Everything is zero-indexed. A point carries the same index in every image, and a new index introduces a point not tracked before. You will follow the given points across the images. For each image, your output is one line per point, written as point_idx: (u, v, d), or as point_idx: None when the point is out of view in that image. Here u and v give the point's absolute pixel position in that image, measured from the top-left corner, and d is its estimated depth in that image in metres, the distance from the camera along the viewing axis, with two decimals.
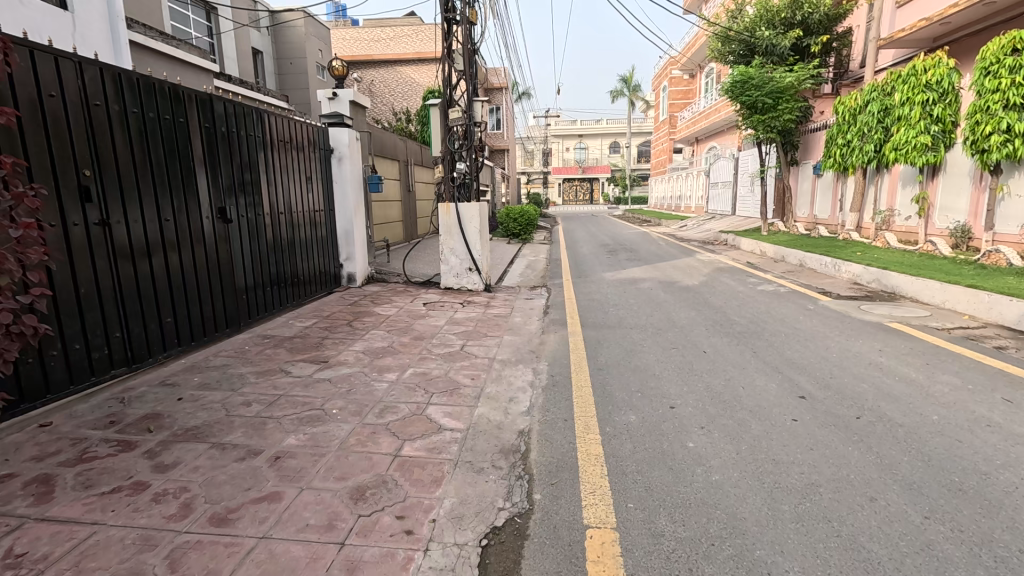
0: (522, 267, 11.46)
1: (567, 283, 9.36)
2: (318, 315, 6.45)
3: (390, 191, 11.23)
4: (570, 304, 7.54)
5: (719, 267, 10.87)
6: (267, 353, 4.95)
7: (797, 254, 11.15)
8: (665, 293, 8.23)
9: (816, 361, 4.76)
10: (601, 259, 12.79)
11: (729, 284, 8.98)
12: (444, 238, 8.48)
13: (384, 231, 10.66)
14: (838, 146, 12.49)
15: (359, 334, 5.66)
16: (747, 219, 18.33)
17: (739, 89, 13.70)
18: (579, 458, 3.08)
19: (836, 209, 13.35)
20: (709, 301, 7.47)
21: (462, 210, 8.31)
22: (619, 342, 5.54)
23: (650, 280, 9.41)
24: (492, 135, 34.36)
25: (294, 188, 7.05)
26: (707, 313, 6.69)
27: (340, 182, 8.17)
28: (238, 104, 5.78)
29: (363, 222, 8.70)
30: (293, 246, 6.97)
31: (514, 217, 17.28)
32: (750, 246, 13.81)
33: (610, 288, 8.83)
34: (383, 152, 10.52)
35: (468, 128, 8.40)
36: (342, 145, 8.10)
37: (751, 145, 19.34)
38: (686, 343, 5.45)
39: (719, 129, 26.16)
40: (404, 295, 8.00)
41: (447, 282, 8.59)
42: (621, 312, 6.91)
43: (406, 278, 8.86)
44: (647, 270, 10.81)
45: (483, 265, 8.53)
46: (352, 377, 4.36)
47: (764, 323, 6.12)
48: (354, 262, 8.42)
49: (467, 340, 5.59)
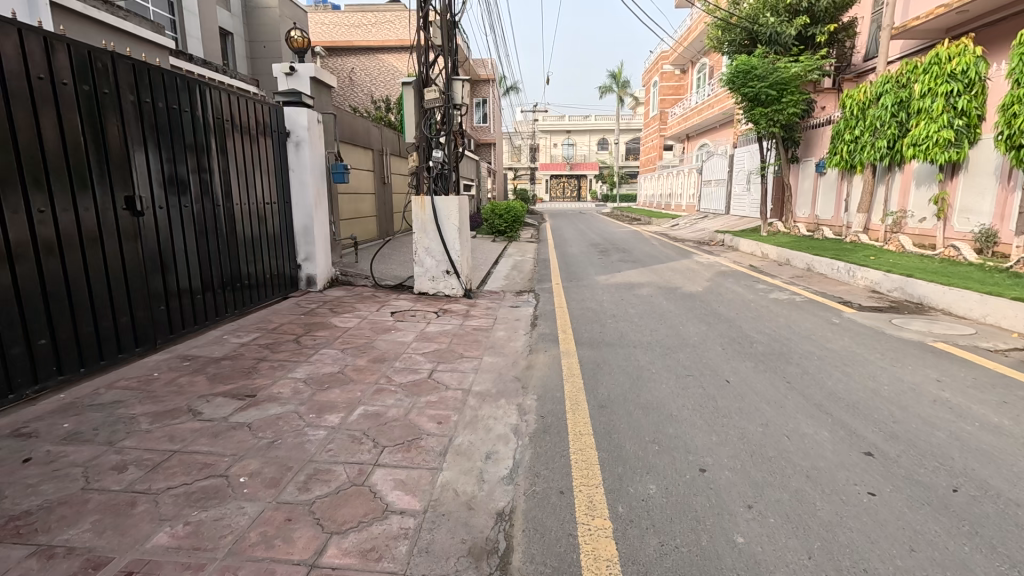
0: (507, 269, 10.49)
1: (557, 288, 8.40)
2: (261, 329, 5.38)
3: (362, 183, 10.15)
4: (562, 315, 6.57)
5: (721, 271, 10.00)
6: (180, 383, 3.89)
7: (804, 257, 10.33)
8: (668, 301, 7.30)
9: (868, 395, 3.86)
10: (593, 260, 11.85)
11: (736, 290, 8.10)
12: (418, 236, 7.47)
13: (353, 227, 9.57)
14: (845, 142, 11.72)
15: (307, 355, 4.62)
16: (743, 219, 17.57)
17: (741, 80, 12.83)
18: (583, 568, 2.12)
19: (840, 210, 12.61)
20: (719, 312, 6.57)
21: (439, 204, 7.32)
22: (621, 367, 4.58)
23: (649, 285, 8.49)
24: (479, 129, 33.29)
25: (238, 177, 5.99)
26: (720, 328, 5.78)
27: (298, 171, 7.10)
28: (157, 70, 4.70)
29: (326, 218, 7.63)
30: (235, 245, 5.91)
31: (499, 213, 16.28)
32: (749, 248, 13.02)
33: (606, 294, 7.88)
34: (352, 139, 9.43)
35: (447, 112, 7.35)
36: (300, 127, 7.01)
37: (747, 142, 18.56)
38: (703, 368, 4.52)
39: (712, 125, 25.47)
40: (371, 302, 6.95)
41: (421, 286, 7.58)
42: (622, 325, 5.96)
43: (375, 281, 7.82)
44: (643, 273, 9.91)
45: (463, 267, 7.52)
46: (281, 421, 3.32)
47: (790, 342, 5.21)
48: (314, 262, 7.36)
49: (437, 363, 4.58)
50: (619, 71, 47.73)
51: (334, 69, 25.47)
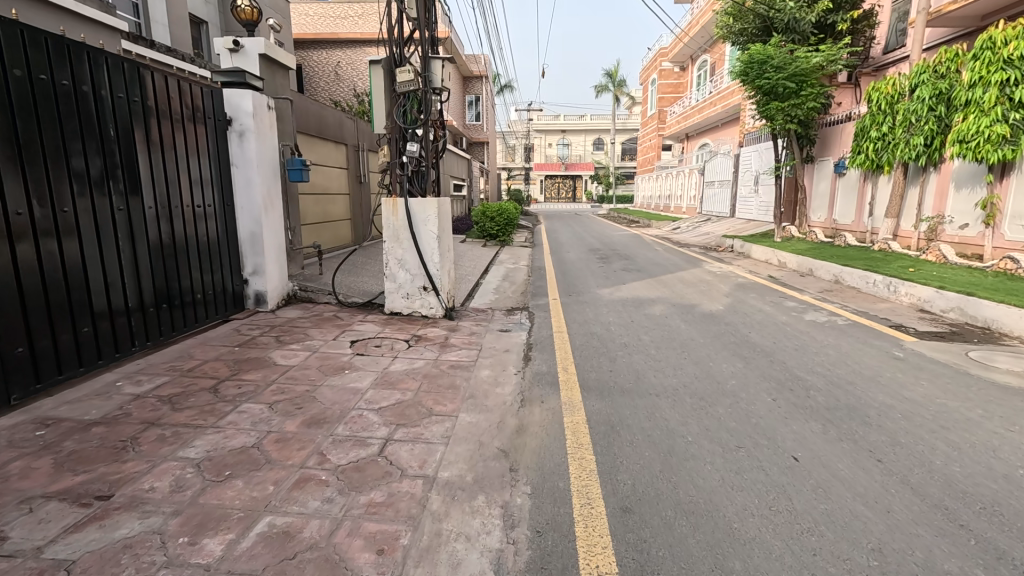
0: (498, 280, 9.30)
1: (554, 306, 7.21)
2: (175, 370, 4.15)
3: (332, 183, 8.95)
4: (561, 344, 5.36)
5: (739, 284, 8.87)
6: (9, 472, 2.66)
7: (830, 267, 9.21)
8: (686, 324, 6.12)
9: (1004, 487, 2.70)
10: (593, 268, 10.66)
11: (764, 308, 6.94)
12: (390, 245, 6.25)
13: (319, 234, 8.34)
14: (870, 139, 10.61)
15: (220, 414, 3.41)
16: (750, 223, 16.46)
17: (756, 71, 11.66)
18: None
19: (863, 214, 11.55)
20: (752, 341, 5.40)
21: (415, 207, 6.12)
22: (645, 431, 3.39)
23: (661, 302, 7.32)
24: (470, 127, 32.01)
25: (157, 172, 4.76)
26: (759, 366, 4.62)
27: (243, 166, 5.86)
28: (19, 24, 3.46)
29: (279, 223, 6.38)
30: (152, 259, 4.69)
31: (490, 216, 15.06)
32: (764, 255, 11.90)
33: (612, 314, 6.71)
34: (320, 131, 8.25)
35: (424, 97, 6.09)
36: (245, 114, 5.78)
37: (754, 141, 17.50)
38: (756, 434, 3.34)
39: (714, 124, 24.44)
40: (330, 326, 5.72)
41: (393, 305, 6.37)
42: (637, 362, 4.75)
43: (339, 298, 6.60)
44: (651, 286, 8.75)
45: (444, 282, 6.32)
46: (126, 556, 2.10)
47: (857, 390, 4.02)
48: (264, 276, 6.10)
49: (396, 427, 3.36)
50: (615, 69, 46.65)
51: (319, 63, 24.16)
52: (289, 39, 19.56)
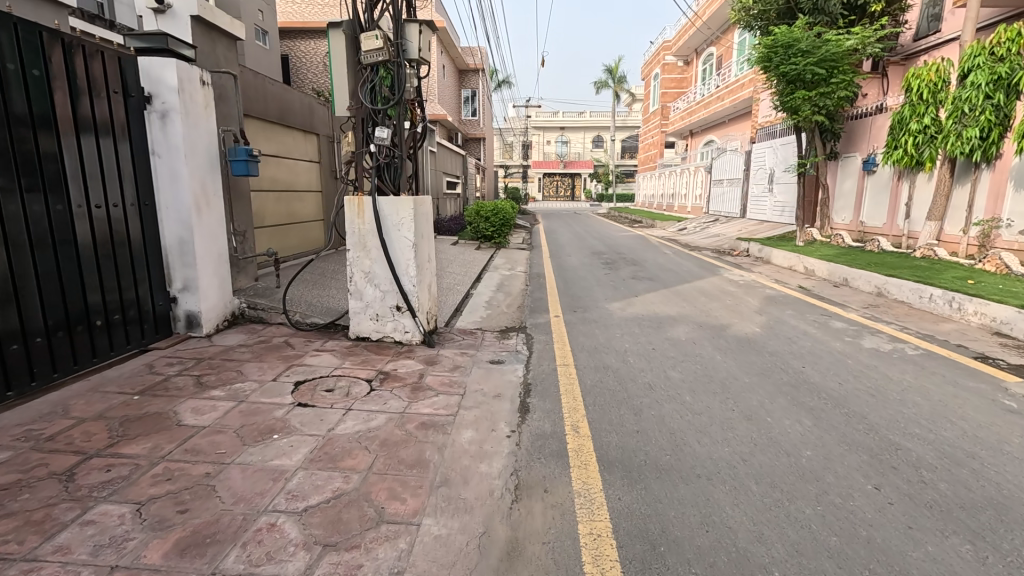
0: (490, 292, 8.11)
1: (557, 327, 6.03)
2: (27, 438, 2.95)
3: (300, 178, 7.76)
4: (567, 385, 4.17)
5: (768, 296, 7.72)
6: None
7: (871, 276, 8.04)
8: (722, 354, 4.94)
9: None
10: (598, 276, 9.46)
11: (810, 331, 5.75)
12: (355, 255, 5.05)
13: (281, 238, 7.15)
14: (909, 132, 9.58)
15: (50, 530, 2.21)
16: (764, 225, 15.33)
17: (781, 56, 10.45)
18: None
19: (898, 216, 10.42)
20: (811, 382, 4.21)
21: (385, 208, 4.92)
22: (706, 560, 2.20)
23: (684, 321, 6.17)
24: (466, 122, 30.76)
25: (30, 159, 3.53)
26: (836, 425, 3.43)
27: (166, 155, 4.65)
28: None
29: (219, 227, 5.18)
30: (20, 276, 3.45)
31: (485, 216, 13.85)
32: (786, 260, 10.77)
33: (627, 337, 5.53)
34: (282, 118, 7.11)
35: (397, 71, 4.89)
36: (167, 89, 4.55)
37: (768, 136, 16.36)
38: (881, 566, 2.14)
39: (721, 120, 23.34)
40: (274, 358, 4.51)
41: (358, 328, 5.18)
42: (670, 418, 3.56)
43: (294, 319, 5.40)
44: (668, 299, 7.58)
45: (421, 301, 5.14)
46: None
47: (989, 471, 2.84)
48: (196, 294, 4.90)
49: (320, 553, 2.17)
50: (616, 65, 45.48)
51: (306, 53, 22.88)
52: (272, 27, 18.28)
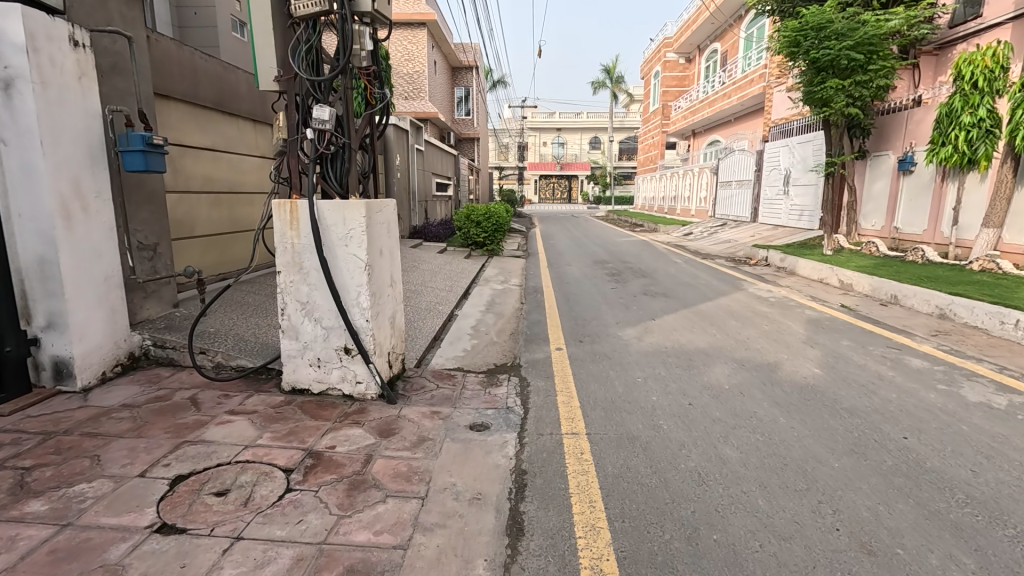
0: (477, 314, 6.78)
1: (559, 366, 4.71)
2: None
3: (249, 177, 6.44)
4: (580, 478, 2.86)
5: (811, 320, 6.44)
6: None
7: (928, 295, 6.78)
8: (784, 415, 3.63)
9: None
10: (605, 292, 8.17)
11: (885, 374, 4.44)
12: (288, 278, 3.73)
13: (218, 250, 5.85)
14: (959, 127, 8.36)
15: None
16: (780, 230, 14.12)
17: (811, 40, 9.20)
18: None
19: (943, 222, 9.18)
20: (931, 468, 2.91)
21: (326, 216, 3.61)
22: None
23: (720, 359, 4.87)
24: (460, 121, 29.43)
25: None
26: (1018, 570, 2.12)
27: (15, 143, 3.31)
28: None
29: (106, 243, 3.84)
30: None
31: (476, 220, 12.54)
32: (816, 271, 9.51)
33: (652, 385, 4.21)
34: (221, 104, 5.78)
35: (341, 26, 3.54)
36: (11, 48, 3.21)
37: (783, 134, 15.14)
38: None
39: (727, 118, 22.13)
40: (160, 429, 3.17)
41: (294, 377, 3.85)
42: (745, 552, 2.25)
43: (213, 363, 4.10)
44: (690, 323, 6.29)
45: (377, 340, 3.82)
46: None
47: None
48: (65, 333, 3.54)
49: None
50: (614, 65, 44.33)
51: None
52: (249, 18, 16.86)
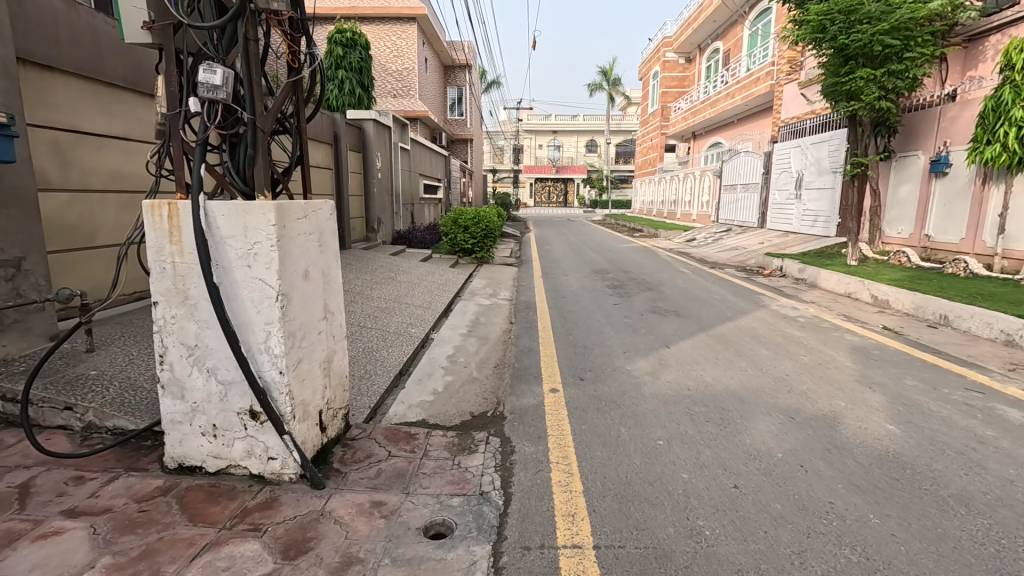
0: (456, 340, 5.66)
1: (554, 420, 3.60)
2: None
3: None
4: None
5: (855, 347, 5.36)
6: None
7: (990, 316, 5.72)
8: (874, 512, 2.53)
9: None
10: (607, 309, 7.08)
11: (985, 436, 3.35)
12: (168, 311, 2.62)
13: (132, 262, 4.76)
14: (1008, 123, 7.34)
15: None
16: (793, 237, 13.11)
17: (839, 24, 8.20)
18: None
19: (986, 229, 8.17)
20: None
21: (219, 222, 2.50)
22: None
23: (761, 408, 3.76)
24: (452, 122, 28.40)
25: None
26: None
27: None
28: None
29: None
30: None
31: (463, 224, 11.44)
32: (843, 284, 8.46)
33: (680, 454, 3.10)
34: (136, 83, 4.67)
35: None
36: None
37: (793, 134, 14.15)
38: None
39: (731, 119, 21.16)
40: None
41: (181, 450, 2.73)
42: None
43: (84, 426, 3.00)
44: (712, 352, 5.20)
45: (296, 401, 2.71)
46: None
47: None
48: None
49: None
50: (611, 67, 43.46)
51: None
52: None
